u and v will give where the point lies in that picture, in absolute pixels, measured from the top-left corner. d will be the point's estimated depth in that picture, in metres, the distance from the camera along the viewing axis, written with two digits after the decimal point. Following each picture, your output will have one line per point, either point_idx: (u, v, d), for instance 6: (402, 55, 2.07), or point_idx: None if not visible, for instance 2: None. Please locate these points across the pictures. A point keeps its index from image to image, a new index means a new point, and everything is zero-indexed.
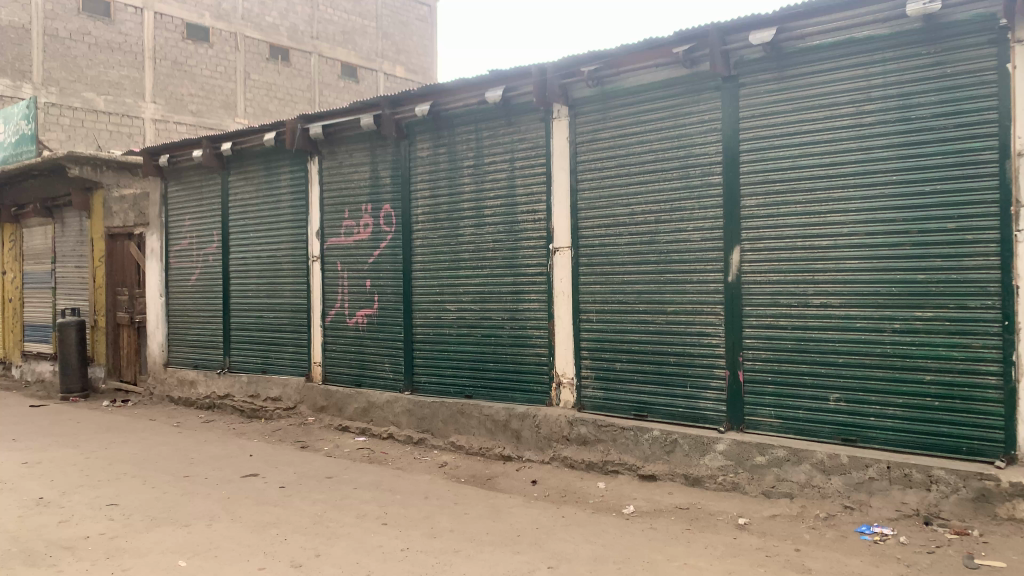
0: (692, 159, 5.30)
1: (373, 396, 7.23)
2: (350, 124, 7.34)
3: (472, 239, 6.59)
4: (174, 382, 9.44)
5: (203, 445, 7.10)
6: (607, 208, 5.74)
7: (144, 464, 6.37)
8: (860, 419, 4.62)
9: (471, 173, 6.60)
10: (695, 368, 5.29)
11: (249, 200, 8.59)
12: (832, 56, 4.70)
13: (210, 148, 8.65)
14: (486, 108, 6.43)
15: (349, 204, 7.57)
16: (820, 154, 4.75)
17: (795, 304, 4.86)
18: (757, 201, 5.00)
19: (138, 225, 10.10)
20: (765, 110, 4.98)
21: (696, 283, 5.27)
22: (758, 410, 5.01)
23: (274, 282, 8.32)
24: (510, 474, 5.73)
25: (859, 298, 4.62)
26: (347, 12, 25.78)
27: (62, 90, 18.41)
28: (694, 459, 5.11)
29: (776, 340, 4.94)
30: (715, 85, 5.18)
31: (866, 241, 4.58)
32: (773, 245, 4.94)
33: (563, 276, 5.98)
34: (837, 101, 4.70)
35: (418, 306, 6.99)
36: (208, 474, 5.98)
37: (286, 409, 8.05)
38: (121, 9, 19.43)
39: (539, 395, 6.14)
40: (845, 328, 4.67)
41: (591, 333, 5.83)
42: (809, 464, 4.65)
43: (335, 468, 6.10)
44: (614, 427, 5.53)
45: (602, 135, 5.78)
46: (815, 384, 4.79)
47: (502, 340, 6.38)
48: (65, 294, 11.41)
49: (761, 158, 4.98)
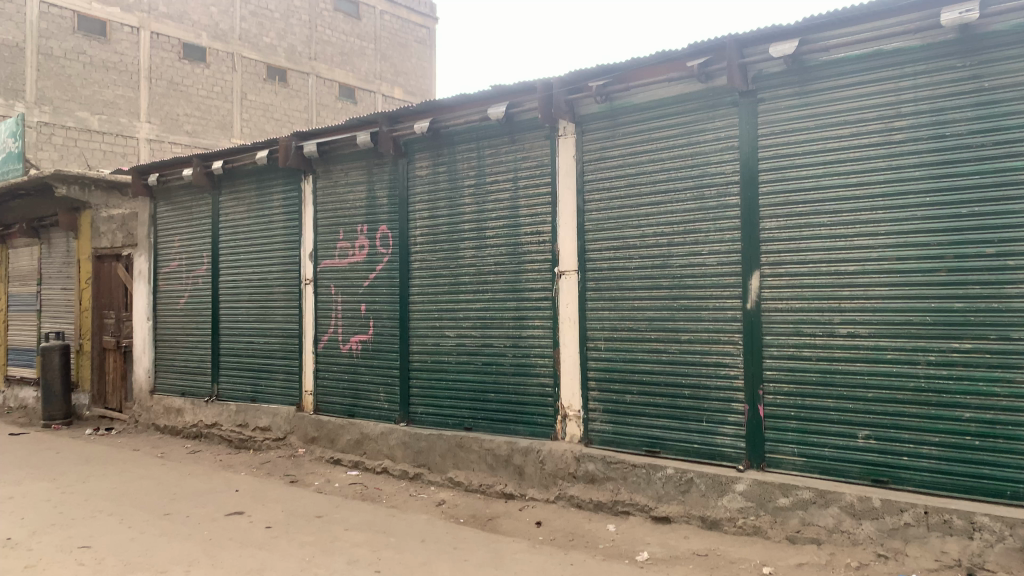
0: (706, 178, 4.99)
1: (367, 427, 6.85)
2: (346, 142, 7.03)
3: (472, 262, 6.27)
4: (160, 410, 9.06)
5: (186, 478, 6.71)
6: (616, 230, 5.42)
7: (122, 500, 5.98)
8: (893, 459, 4.26)
9: (473, 193, 6.29)
10: (712, 402, 4.94)
11: (241, 220, 8.27)
12: (859, 69, 4.42)
13: (200, 166, 8.34)
14: (488, 125, 6.14)
15: (344, 225, 7.25)
16: (846, 173, 4.44)
17: (820, 334, 4.53)
18: (778, 223, 4.68)
19: (127, 245, 9.77)
20: (785, 127, 4.68)
21: (712, 309, 4.94)
22: (780, 448, 4.66)
23: (265, 307, 7.98)
24: (512, 514, 5.36)
25: (890, 327, 4.29)
26: (345, 33, 25.66)
27: (55, 109, 18.04)
28: (712, 500, 4.75)
29: (799, 372, 4.60)
30: (731, 101, 4.89)
31: (897, 267, 4.26)
32: (796, 270, 4.61)
33: (569, 301, 5.65)
34: (865, 117, 4.40)
35: (415, 333, 6.65)
36: (190, 512, 5.60)
37: (275, 440, 7.66)
38: (117, 29, 19.41)
39: (543, 428, 5.78)
40: (875, 360, 4.33)
41: (598, 362, 5.49)
42: (838, 507, 4.28)
43: (325, 506, 5.72)
44: (624, 464, 5.17)
45: (611, 153, 5.48)
46: (842, 420, 4.44)
47: (504, 368, 6.03)
48: (51, 317, 11.04)
49: (782, 178, 4.68)
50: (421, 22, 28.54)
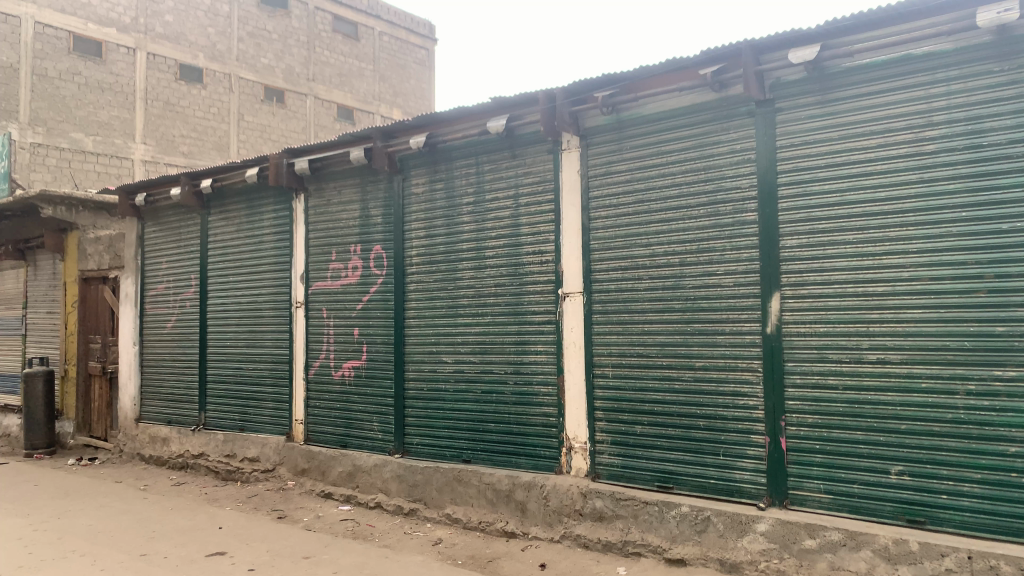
0: (721, 194, 4.67)
1: (360, 459, 6.48)
2: (339, 158, 6.72)
3: (471, 283, 5.93)
4: (146, 439, 8.68)
5: (167, 515, 6.32)
6: (624, 248, 5.10)
7: (96, 539, 5.59)
8: (930, 497, 3.89)
9: (471, 211, 5.97)
10: (729, 434, 4.58)
11: (230, 241, 7.95)
12: (886, 75, 4.11)
13: (188, 185, 8.01)
14: (487, 139, 5.84)
15: (336, 245, 6.93)
16: (872, 188, 4.13)
17: (847, 360, 4.18)
18: (800, 241, 4.35)
19: (114, 267, 9.44)
20: (807, 138, 4.36)
21: (728, 333, 4.61)
22: (805, 484, 4.29)
23: (255, 332, 7.64)
24: (514, 555, 4.98)
25: (925, 353, 3.94)
26: (344, 54, 25.51)
27: (49, 130, 17.77)
28: (731, 541, 4.37)
29: (825, 403, 4.25)
30: (747, 111, 4.58)
31: (932, 287, 3.92)
32: (819, 291, 4.28)
33: (573, 324, 5.32)
34: (893, 126, 4.09)
35: (411, 360, 6.30)
36: (168, 553, 5.22)
37: (264, 471, 7.28)
38: (112, 50, 19.23)
39: (546, 461, 5.42)
40: (908, 389, 3.98)
41: (606, 391, 5.14)
42: (870, 550, 3.90)
43: (314, 546, 5.33)
44: (635, 501, 4.80)
45: (617, 168, 5.17)
46: (872, 455, 4.08)
47: (505, 396, 5.68)
48: (36, 342, 10.68)
49: (803, 192, 4.35)
50: (421, 43, 28.42)
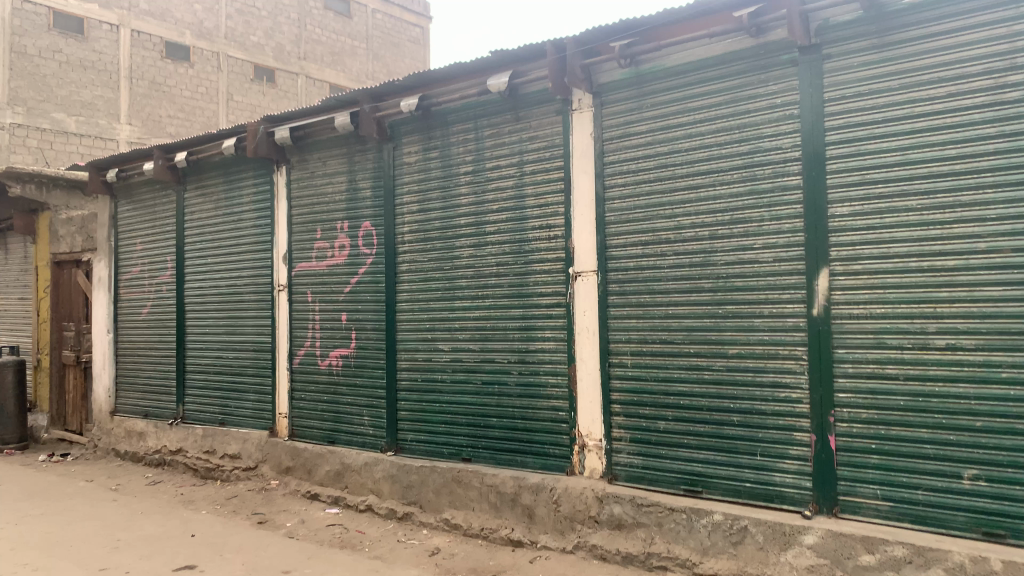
0: (759, 156, 4.06)
1: (349, 457, 5.90)
2: (324, 125, 6.09)
3: (471, 262, 5.33)
4: (121, 433, 8.09)
5: (136, 520, 5.73)
6: (644, 221, 4.49)
7: (54, 550, 5.01)
8: (1011, 507, 3.31)
9: (470, 181, 5.36)
10: (769, 432, 3.99)
11: (208, 219, 7.34)
12: (959, 11, 3.49)
13: (163, 159, 7.38)
14: (488, 100, 5.21)
15: (322, 222, 6.31)
16: (940, 144, 3.51)
17: (910, 347, 3.58)
18: (853, 209, 3.75)
19: (86, 250, 8.83)
20: (860, 89, 3.75)
21: (767, 316, 4.01)
22: (859, 490, 3.71)
23: (236, 317, 7.04)
24: (522, 568, 4.41)
25: (1008, 337, 3.34)
26: (335, 32, 24.72)
27: (29, 110, 17.02)
28: (772, 555, 3.79)
29: (884, 397, 3.65)
30: (790, 59, 3.96)
31: (1014, 260, 3.33)
32: (877, 267, 3.67)
33: (586, 306, 4.72)
34: (967, 72, 3.48)
35: (404, 346, 5.70)
36: (131, 568, 4.63)
37: (245, 470, 6.70)
38: (95, 26, 18.51)
39: (556, 460, 4.84)
40: (985, 379, 3.39)
41: (623, 382, 4.55)
42: (942, 568, 3.32)
43: (296, 557, 4.76)
44: (659, 507, 4.22)
45: (637, 127, 4.55)
46: (941, 456, 3.49)
47: (509, 387, 5.09)
48: (9, 331, 10.09)
49: (856, 152, 3.74)
50: (414, 21, 27.60)
